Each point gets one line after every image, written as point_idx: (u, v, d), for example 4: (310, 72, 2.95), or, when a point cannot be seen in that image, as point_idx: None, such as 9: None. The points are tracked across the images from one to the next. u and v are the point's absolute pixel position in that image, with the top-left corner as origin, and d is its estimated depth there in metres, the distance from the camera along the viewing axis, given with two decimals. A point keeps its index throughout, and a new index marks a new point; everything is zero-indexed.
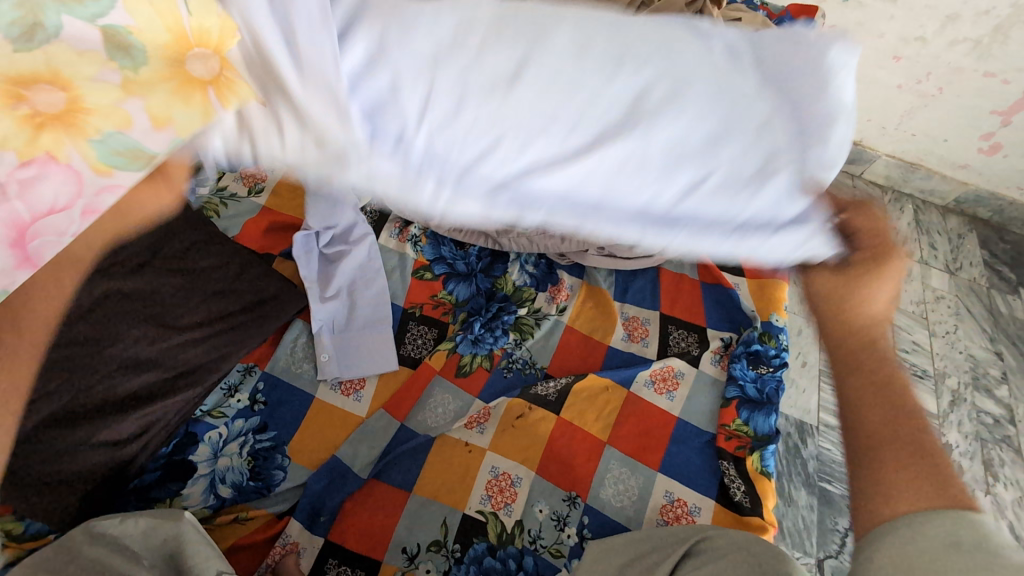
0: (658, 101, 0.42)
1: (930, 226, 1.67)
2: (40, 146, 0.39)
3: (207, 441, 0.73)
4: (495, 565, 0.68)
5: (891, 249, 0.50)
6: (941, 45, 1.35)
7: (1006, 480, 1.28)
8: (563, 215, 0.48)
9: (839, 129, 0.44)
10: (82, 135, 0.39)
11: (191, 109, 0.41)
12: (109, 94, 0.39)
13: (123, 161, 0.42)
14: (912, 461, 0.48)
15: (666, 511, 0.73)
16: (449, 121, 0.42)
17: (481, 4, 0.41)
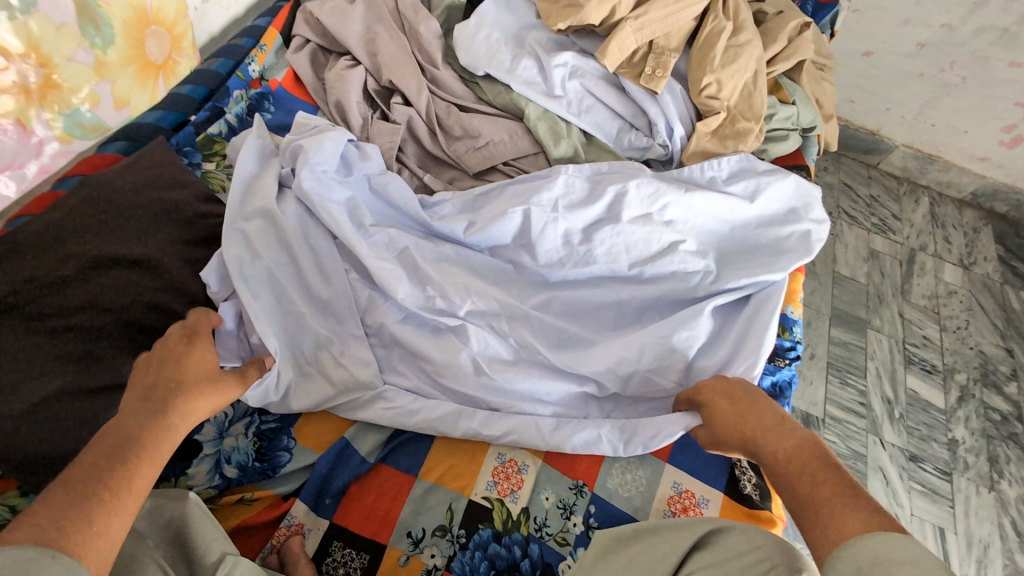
0: (534, 315, 0.76)
1: (946, 219, 1.64)
2: (26, 113, 0.71)
3: (213, 420, 0.71)
4: (500, 551, 0.67)
5: (719, 390, 0.68)
6: (968, 33, 1.37)
7: (1010, 477, 1.27)
8: (485, 395, 0.74)
9: (673, 351, 0.73)
10: (60, 106, 0.75)
11: (141, 97, 0.89)
12: (77, 67, 0.76)
13: (80, 132, 0.80)
14: (838, 502, 0.51)
15: (673, 502, 0.72)
16: (405, 341, 0.76)
17: (426, 276, 0.77)
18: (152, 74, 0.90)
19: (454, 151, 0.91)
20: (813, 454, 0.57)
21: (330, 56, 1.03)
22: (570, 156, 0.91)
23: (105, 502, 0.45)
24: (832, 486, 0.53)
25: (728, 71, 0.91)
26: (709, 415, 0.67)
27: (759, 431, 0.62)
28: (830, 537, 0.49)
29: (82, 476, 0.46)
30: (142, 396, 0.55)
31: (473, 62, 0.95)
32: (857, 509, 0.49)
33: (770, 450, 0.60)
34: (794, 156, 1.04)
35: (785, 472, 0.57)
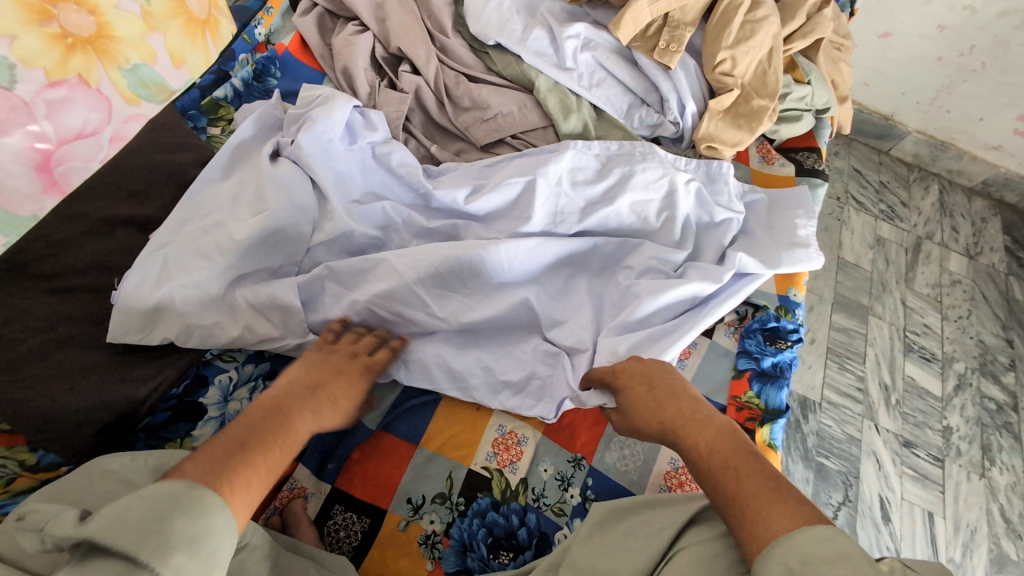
0: (526, 279, 0.76)
1: (955, 208, 1.62)
2: None
3: (218, 384, 0.72)
4: (498, 520, 0.69)
5: (623, 370, 0.67)
6: (990, 16, 1.34)
7: (1002, 465, 1.28)
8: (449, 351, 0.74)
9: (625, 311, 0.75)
10: None
11: None
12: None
13: None
14: (762, 492, 0.51)
15: (669, 477, 0.73)
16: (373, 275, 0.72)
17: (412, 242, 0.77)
18: (203, 24, 0.48)
19: (461, 122, 0.89)
20: (730, 443, 0.57)
21: (337, 21, 1.01)
22: (579, 132, 0.88)
23: (243, 466, 0.48)
24: (756, 478, 0.52)
25: (743, 47, 0.89)
26: (626, 398, 0.66)
27: (678, 421, 0.61)
28: (757, 535, 0.48)
29: (240, 436, 0.51)
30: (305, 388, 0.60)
31: (482, 31, 0.93)
32: (779, 503, 0.49)
33: (689, 442, 0.59)
34: (806, 138, 1.03)
35: (709, 461, 0.56)
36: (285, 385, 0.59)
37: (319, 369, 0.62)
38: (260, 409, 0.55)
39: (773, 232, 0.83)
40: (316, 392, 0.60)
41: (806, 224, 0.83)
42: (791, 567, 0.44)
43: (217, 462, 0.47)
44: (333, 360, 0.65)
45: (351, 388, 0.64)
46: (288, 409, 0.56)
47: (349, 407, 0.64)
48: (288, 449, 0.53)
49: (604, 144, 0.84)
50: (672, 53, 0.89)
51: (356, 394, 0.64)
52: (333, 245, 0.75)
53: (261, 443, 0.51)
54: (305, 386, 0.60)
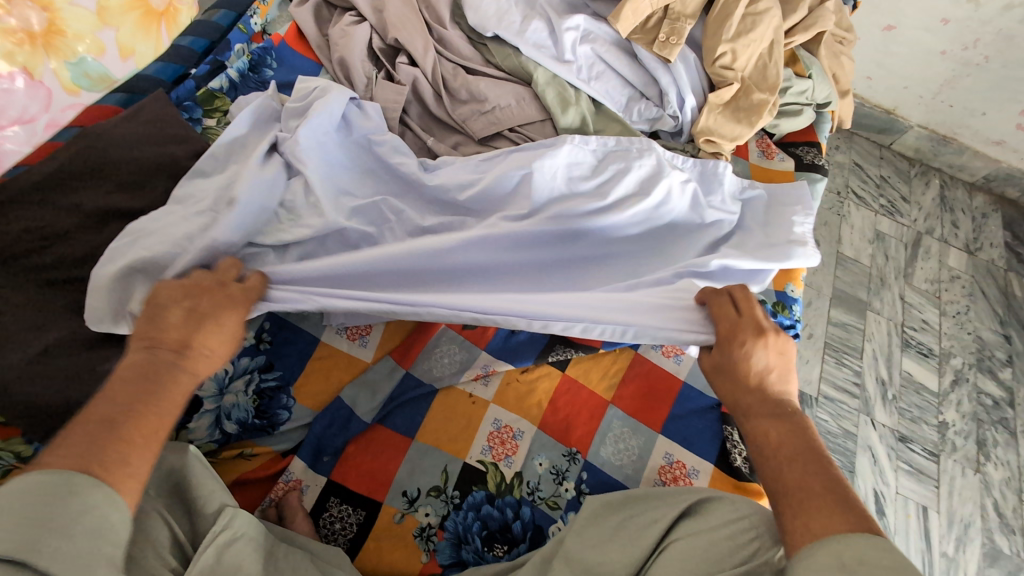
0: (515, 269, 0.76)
1: (955, 203, 1.62)
2: None
3: (213, 377, 0.69)
4: (493, 513, 0.69)
5: (736, 331, 0.63)
6: (995, 10, 1.33)
7: (997, 460, 1.29)
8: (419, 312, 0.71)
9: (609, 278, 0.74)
10: None
11: None
12: (78, 11, 0.82)
13: None
14: (826, 497, 0.49)
15: (664, 472, 0.73)
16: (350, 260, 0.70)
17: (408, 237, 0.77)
18: (156, 21, 0.93)
19: (458, 115, 0.89)
20: (804, 439, 0.55)
21: (334, 12, 1.00)
22: (577, 125, 0.88)
23: (112, 453, 0.46)
24: (816, 482, 0.51)
25: (743, 41, 0.89)
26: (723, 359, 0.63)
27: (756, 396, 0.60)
28: (811, 530, 0.48)
29: (101, 418, 0.47)
30: (174, 346, 0.53)
31: (481, 22, 0.92)
32: (841, 511, 0.48)
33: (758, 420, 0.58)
34: (807, 133, 1.02)
35: (774, 451, 0.55)
36: (149, 347, 0.53)
37: (180, 315, 0.55)
38: (126, 379, 0.50)
39: (774, 227, 0.83)
40: (184, 353, 0.53)
41: (804, 221, 0.83)
42: (844, 562, 0.43)
43: (84, 447, 0.45)
44: (202, 298, 0.57)
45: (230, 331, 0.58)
46: (153, 375, 0.51)
47: (224, 346, 0.57)
48: (164, 416, 0.50)
49: (603, 139, 0.83)
50: (671, 46, 0.89)
51: (233, 333, 0.58)
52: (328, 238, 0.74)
53: (128, 421, 0.48)
54: (167, 339, 0.54)
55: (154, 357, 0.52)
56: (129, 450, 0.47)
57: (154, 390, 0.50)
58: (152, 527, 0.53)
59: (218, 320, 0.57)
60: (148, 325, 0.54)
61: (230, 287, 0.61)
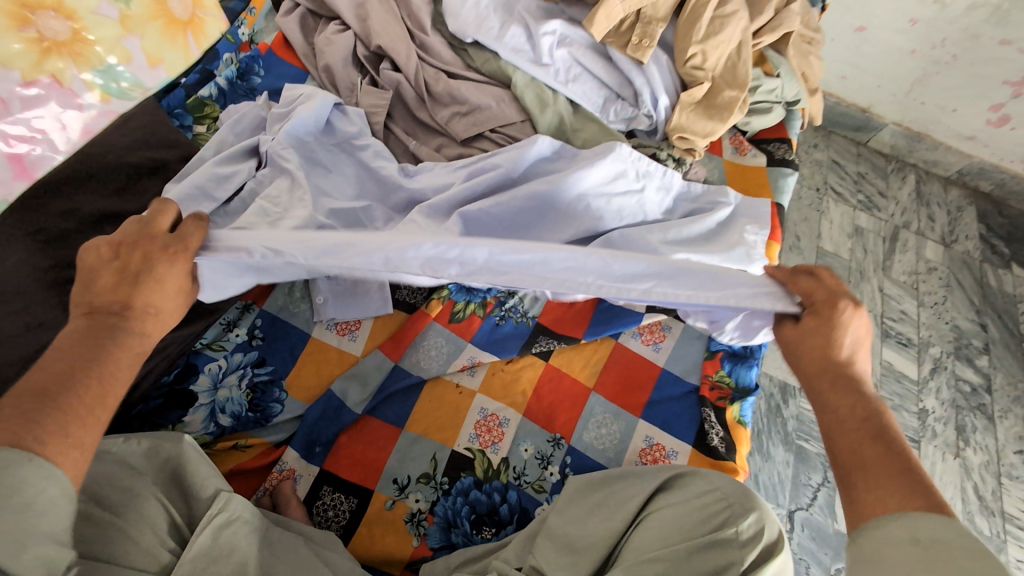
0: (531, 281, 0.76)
1: (931, 197, 1.67)
2: None
3: (207, 372, 0.73)
4: (481, 497, 0.72)
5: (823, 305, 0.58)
6: (959, 10, 1.38)
7: (975, 445, 1.33)
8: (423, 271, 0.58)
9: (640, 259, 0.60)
10: None
11: None
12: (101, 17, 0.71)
13: None
14: (898, 475, 0.48)
15: (644, 454, 0.76)
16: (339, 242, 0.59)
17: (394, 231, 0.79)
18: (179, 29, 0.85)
19: (441, 118, 0.92)
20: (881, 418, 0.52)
21: (320, 21, 1.04)
22: (555, 125, 0.91)
23: (54, 417, 0.45)
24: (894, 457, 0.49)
25: (713, 42, 0.93)
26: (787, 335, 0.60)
27: (839, 374, 0.55)
28: (882, 505, 0.47)
29: (43, 384, 0.46)
30: (114, 311, 0.52)
31: (461, 29, 0.95)
32: (915, 488, 0.47)
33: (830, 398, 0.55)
34: (779, 129, 1.07)
35: (850, 428, 0.53)
36: (87, 315, 0.51)
37: (110, 275, 0.53)
38: (64, 347, 0.49)
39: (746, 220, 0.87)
40: (122, 313, 0.52)
41: (757, 233, 0.84)
42: (914, 538, 0.43)
43: (17, 416, 0.44)
44: (132, 255, 0.54)
45: (158, 282, 0.53)
46: (90, 341, 0.50)
47: (160, 299, 0.54)
48: (104, 373, 0.49)
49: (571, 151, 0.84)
50: (644, 48, 0.93)
51: (164, 284, 0.54)
52: None
53: (70, 387, 0.47)
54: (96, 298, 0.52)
55: (93, 321, 0.51)
56: (67, 417, 0.46)
57: (96, 356, 0.49)
58: (151, 510, 0.55)
59: (148, 275, 0.53)
60: (86, 288, 0.53)
61: (158, 233, 0.56)
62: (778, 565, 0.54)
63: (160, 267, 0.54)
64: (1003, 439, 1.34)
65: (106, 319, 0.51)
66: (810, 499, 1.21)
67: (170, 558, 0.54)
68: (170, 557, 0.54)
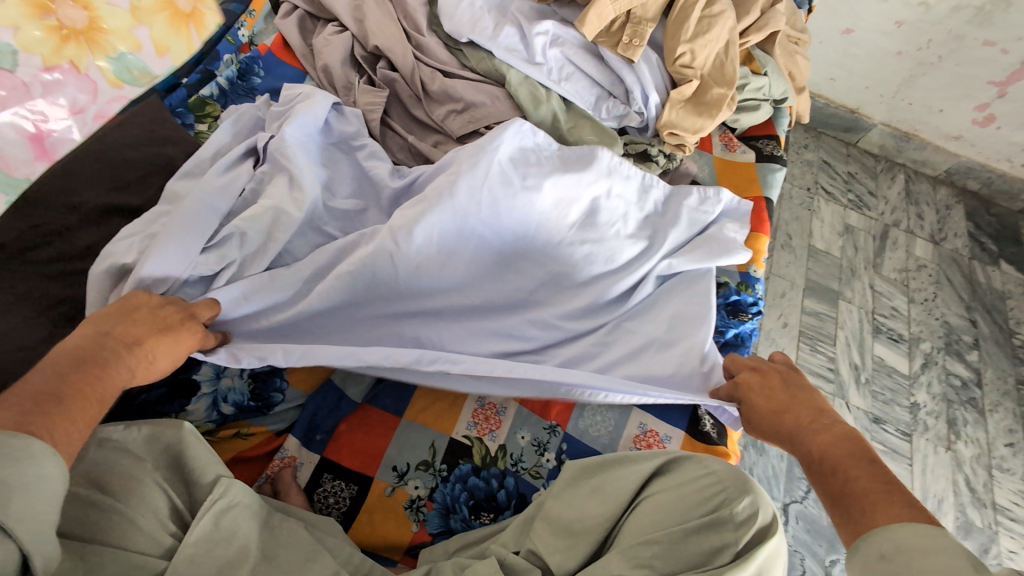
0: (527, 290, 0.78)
1: (920, 196, 1.70)
2: (64, 57, 0.61)
3: (210, 362, 0.74)
4: (479, 484, 0.74)
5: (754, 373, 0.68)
6: (944, 12, 1.42)
7: (967, 438, 1.35)
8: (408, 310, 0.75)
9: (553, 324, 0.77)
10: (101, 50, 0.65)
11: (180, 40, 0.76)
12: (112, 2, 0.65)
13: (128, 77, 0.69)
14: (870, 495, 0.48)
15: (638, 440, 0.77)
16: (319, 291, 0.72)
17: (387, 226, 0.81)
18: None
19: (437, 116, 0.94)
20: (850, 446, 0.54)
21: (318, 23, 1.06)
22: (549, 122, 0.94)
23: (53, 410, 0.45)
24: (865, 480, 0.50)
25: (701, 41, 0.96)
26: (749, 396, 0.66)
27: (798, 423, 0.59)
28: (858, 528, 0.47)
29: (38, 384, 0.46)
30: (125, 340, 0.54)
31: (456, 29, 0.97)
32: (887, 503, 0.47)
33: (810, 443, 0.57)
34: (767, 127, 1.09)
35: (822, 463, 0.54)
36: (102, 334, 0.53)
37: (146, 313, 0.58)
38: (60, 361, 0.49)
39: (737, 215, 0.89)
40: (133, 347, 0.54)
41: (738, 231, 0.86)
42: (883, 554, 0.43)
43: (21, 411, 0.43)
44: (173, 316, 0.60)
45: (186, 341, 0.60)
46: (92, 354, 0.51)
47: (175, 355, 0.58)
48: (105, 392, 0.50)
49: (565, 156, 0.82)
50: (635, 46, 0.95)
51: (181, 354, 0.59)
52: (317, 230, 0.79)
53: (72, 389, 0.47)
54: (123, 330, 0.55)
55: (104, 338, 0.53)
56: (68, 409, 0.46)
57: (92, 364, 0.50)
58: (151, 494, 0.56)
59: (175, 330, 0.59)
60: (117, 313, 0.56)
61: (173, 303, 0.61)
62: (772, 546, 0.55)
63: (189, 335, 0.60)
64: (993, 431, 1.36)
65: (116, 343, 0.53)
66: (804, 492, 1.22)
67: (172, 542, 0.55)
68: (173, 540, 0.55)
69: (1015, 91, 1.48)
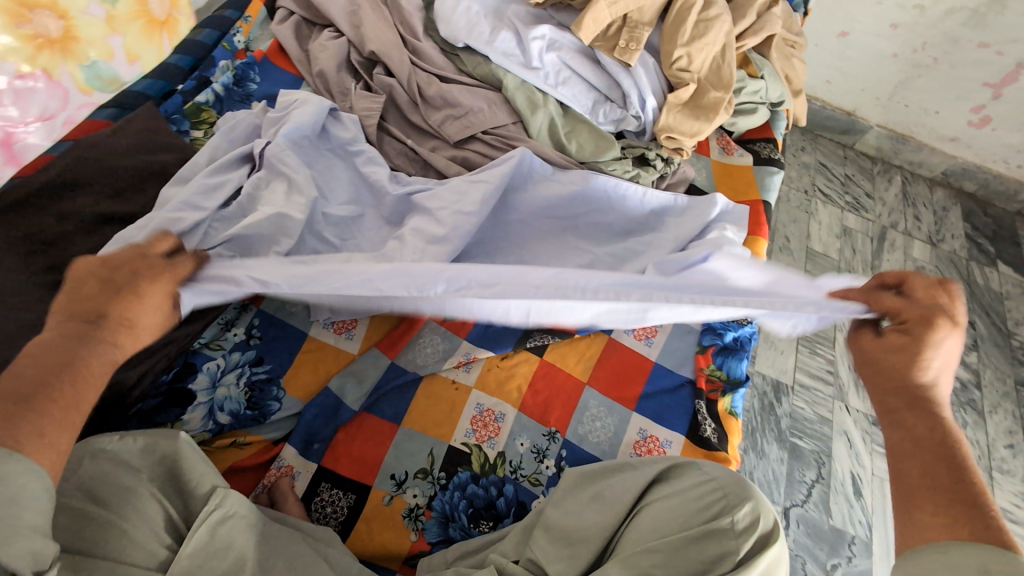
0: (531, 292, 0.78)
1: (917, 197, 1.70)
2: (40, 67, 0.85)
3: (205, 371, 0.74)
4: (478, 492, 0.73)
5: (916, 323, 0.51)
6: (938, 14, 1.42)
7: (966, 439, 1.34)
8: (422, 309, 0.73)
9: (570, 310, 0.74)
10: (72, 60, 0.89)
11: (150, 49, 1.01)
12: (92, 19, 0.89)
13: (98, 85, 0.94)
14: (944, 509, 0.45)
15: (638, 446, 0.77)
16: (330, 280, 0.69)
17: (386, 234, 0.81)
18: (157, 30, 1.02)
19: (433, 121, 0.94)
20: (941, 446, 0.48)
21: (314, 28, 1.06)
22: (547, 127, 0.93)
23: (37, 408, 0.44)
24: (943, 490, 0.46)
25: (698, 45, 0.95)
26: (871, 346, 0.54)
27: (904, 401, 0.51)
28: (915, 533, 0.46)
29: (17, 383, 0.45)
30: (89, 316, 0.48)
31: (453, 34, 0.98)
32: (959, 520, 0.44)
33: (900, 426, 0.51)
34: (764, 130, 1.09)
35: (905, 456, 0.50)
36: (66, 320, 0.48)
37: (97, 282, 0.50)
38: (36, 354, 0.47)
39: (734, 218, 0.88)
40: (100, 321, 0.48)
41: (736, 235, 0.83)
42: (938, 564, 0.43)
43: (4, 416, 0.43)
44: (120, 273, 0.50)
45: (165, 291, 0.53)
46: (66, 339, 0.47)
47: (158, 309, 0.53)
48: (99, 374, 0.49)
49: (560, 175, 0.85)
50: (631, 50, 0.95)
51: (165, 304, 0.53)
52: (313, 236, 0.78)
53: (51, 382, 0.46)
54: (81, 303, 0.49)
55: (70, 324, 0.48)
56: (54, 407, 0.45)
57: (66, 353, 0.47)
58: (146, 505, 0.56)
59: (134, 287, 0.50)
60: (73, 287, 0.50)
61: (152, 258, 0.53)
62: (772, 554, 0.55)
63: (150, 287, 0.51)
64: (993, 433, 1.36)
65: (83, 323, 0.48)
66: (804, 496, 1.22)
67: (167, 555, 0.55)
68: (168, 552, 0.55)
69: (1010, 93, 1.49)
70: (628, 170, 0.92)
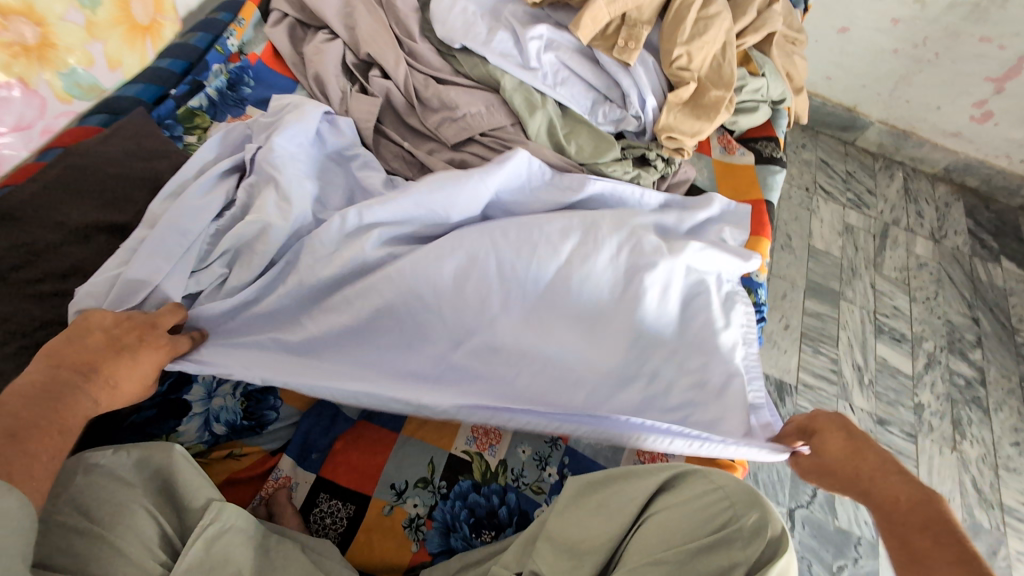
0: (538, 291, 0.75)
1: (919, 193, 1.69)
2: (19, 76, 0.79)
3: (201, 381, 0.71)
4: (480, 501, 0.72)
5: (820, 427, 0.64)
6: (940, 9, 1.41)
7: (972, 438, 1.33)
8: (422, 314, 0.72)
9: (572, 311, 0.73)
10: (52, 67, 0.84)
11: (133, 56, 0.98)
12: (70, 26, 0.85)
13: (78, 92, 0.89)
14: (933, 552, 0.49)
15: (641, 452, 0.76)
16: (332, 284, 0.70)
17: None
18: (140, 35, 0.99)
19: (430, 123, 0.93)
20: (918, 503, 0.53)
21: (308, 31, 1.05)
22: (546, 128, 0.92)
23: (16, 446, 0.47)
24: (930, 539, 0.50)
25: (698, 43, 0.94)
26: (821, 448, 0.62)
27: (869, 476, 0.57)
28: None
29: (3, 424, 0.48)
30: (81, 368, 0.54)
31: (449, 35, 0.96)
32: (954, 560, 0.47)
33: (878, 495, 0.56)
34: (765, 128, 1.08)
35: (896, 518, 0.53)
36: (54, 367, 0.53)
37: (100, 339, 0.57)
38: (21, 396, 0.50)
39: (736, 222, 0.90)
40: (91, 374, 0.54)
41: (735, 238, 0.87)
42: None
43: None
44: (129, 333, 0.59)
45: (148, 362, 0.59)
46: (55, 389, 0.52)
47: (139, 370, 0.58)
48: (72, 422, 0.52)
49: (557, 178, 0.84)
50: (630, 49, 0.94)
51: (149, 370, 0.59)
52: None
53: (36, 427, 0.49)
54: (76, 356, 0.55)
55: (64, 375, 0.53)
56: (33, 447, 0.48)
57: (54, 400, 0.51)
58: (140, 522, 0.54)
59: (132, 350, 0.58)
60: (68, 342, 0.56)
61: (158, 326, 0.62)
62: (783, 564, 0.52)
63: (146, 354, 0.59)
64: (999, 430, 1.35)
65: (75, 377, 0.53)
66: (809, 497, 1.20)
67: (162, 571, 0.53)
68: (161, 570, 0.53)
69: (1012, 87, 1.47)
70: (628, 172, 0.91)
